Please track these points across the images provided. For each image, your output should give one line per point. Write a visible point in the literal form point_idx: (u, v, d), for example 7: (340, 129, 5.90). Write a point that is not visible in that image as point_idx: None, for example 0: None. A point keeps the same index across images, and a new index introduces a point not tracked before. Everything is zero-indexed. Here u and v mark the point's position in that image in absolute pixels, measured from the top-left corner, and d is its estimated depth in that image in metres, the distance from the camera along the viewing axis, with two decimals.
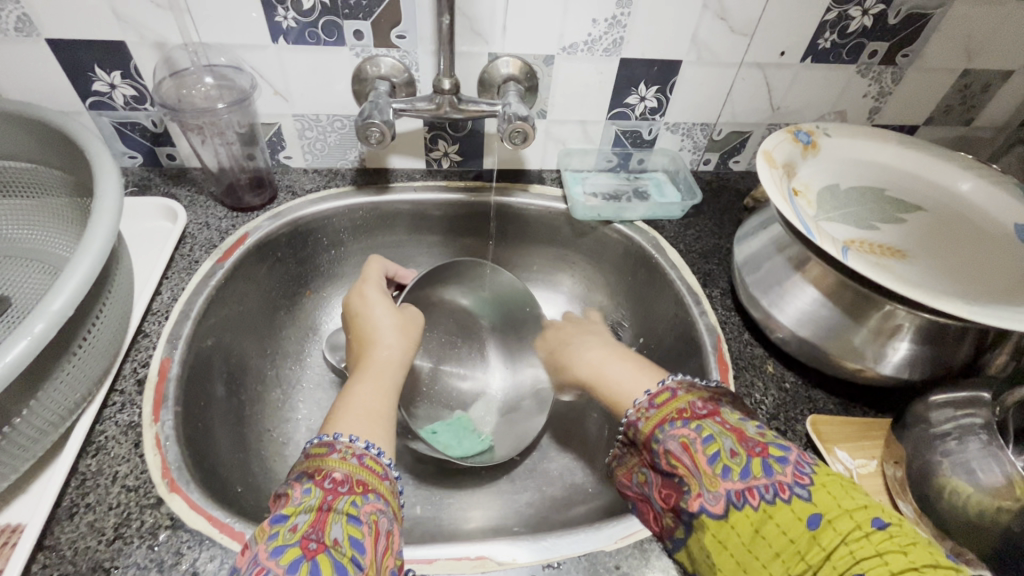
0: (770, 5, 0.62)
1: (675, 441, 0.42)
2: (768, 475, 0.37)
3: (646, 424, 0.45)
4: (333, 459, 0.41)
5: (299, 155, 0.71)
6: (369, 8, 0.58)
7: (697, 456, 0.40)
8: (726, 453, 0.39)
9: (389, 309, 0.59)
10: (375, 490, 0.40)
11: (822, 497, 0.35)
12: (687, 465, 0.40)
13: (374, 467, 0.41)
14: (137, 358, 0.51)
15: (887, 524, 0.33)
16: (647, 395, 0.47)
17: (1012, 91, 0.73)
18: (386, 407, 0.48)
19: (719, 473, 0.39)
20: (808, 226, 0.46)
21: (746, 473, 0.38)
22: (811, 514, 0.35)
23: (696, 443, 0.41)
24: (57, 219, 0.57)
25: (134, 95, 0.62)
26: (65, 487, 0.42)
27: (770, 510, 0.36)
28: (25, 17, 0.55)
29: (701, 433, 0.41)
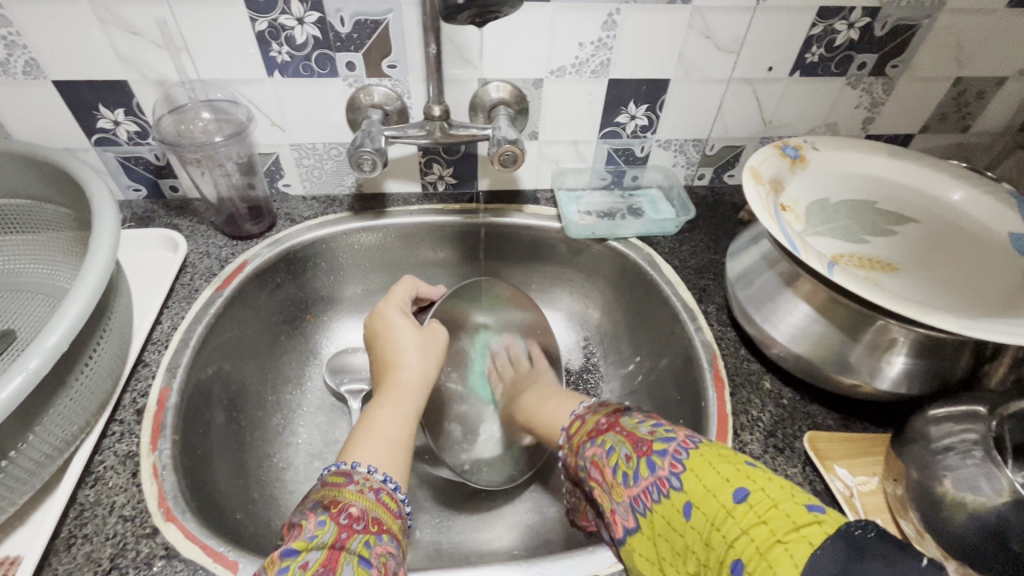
0: (754, 23, 0.63)
1: (588, 462, 0.43)
2: (652, 472, 0.38)
3: (570, 456, 0.47)
4: (350, 492, 0.41)
5: (297, 183, 0.73)
6: (360, 40, 0.59)
7: (604, 470, 0.41)
8: (622, 461, 0.40)
9: (416, 327, 0.58)
10: (389, 529, 0.40)
11: (693, 483, 0.35)
12: (601, 482, 0.41)
13: (388, 503, 0.42)
14: (137, 388, 0.52)
15: (749, 494, 0.33)
16: (568, 428, 0.49)
17: (1007, 96, 0.72)
18: (404, 435, 0.49)
19: (619, 483, 0.39)
20: (793, 242, 0.46)
21: (636, 477, 0.38)
22: (684, 502, 0.35)
23: (602, 459, 0.42)
24: (61, 253, 0.59)
25: (136, 131, 0.65)
26: (64, 518, 0.43)
27: (658, 511, 0.36)
28: (33, 61, 0.57)
29: (603, 447, 0.42)
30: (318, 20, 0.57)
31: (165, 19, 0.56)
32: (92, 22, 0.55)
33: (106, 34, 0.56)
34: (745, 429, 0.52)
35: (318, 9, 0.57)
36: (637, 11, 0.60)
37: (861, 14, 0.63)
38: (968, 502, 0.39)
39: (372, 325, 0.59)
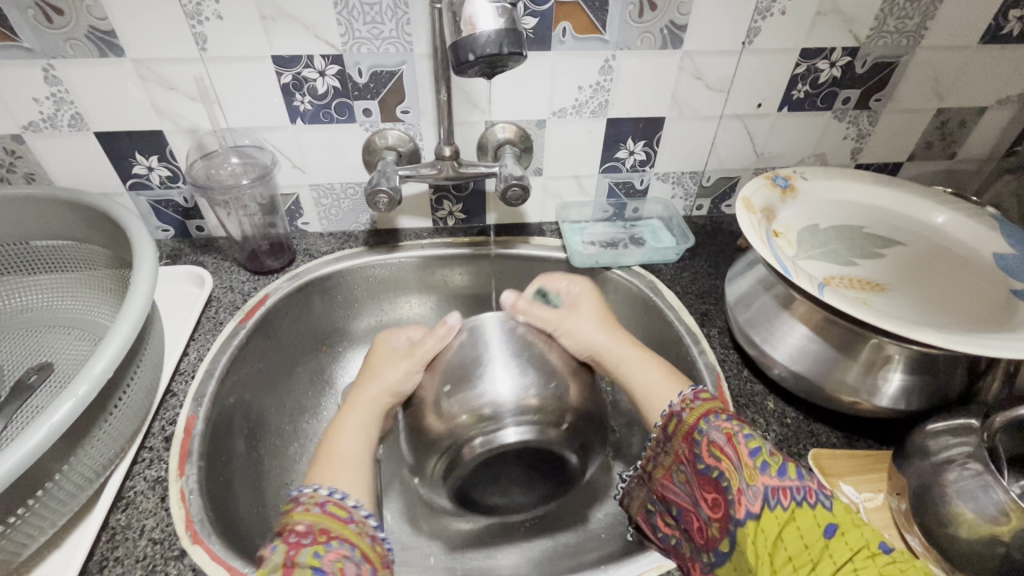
0: (741, 64, 0.67)
1: (719, 433, 0.45)
2: (799, 478, 0.40)
3: (690, 414, 0.48)
4: (297, 512, 0.43)
5: (315, 221, 0.77)
6: (376, 89, 0.64)
7: (740, 448, 0.43)
8: (766, 452, 0.42)
9: (416, 351, 0.57)
10: (338, 537, 0.42)
11: (840, 511, 0.38)
12: (731, 456, 0.43)
13: (336, 512, 0.44)
14: (165, 417, 0.55)
15: (894, 550, 0.35)
16: (693, 389, 0.50)
17: (988, 125, 0.76)
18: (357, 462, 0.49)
19: (759, 467, 0.41)
20: (785, 265, 0.49)
21: (782, 472, 0.41)
22: (829, 522, 0.37)
23: (739, 436, 0.44)
24: (95, 290, 0.63)
25: (168, 176, 0.69)
26: (97, 541, 0.45)
27: (796, 512, 0.39)
28: (78, 115, 0.63)
29: (744, 431, 0.44)
30: (338, 72, 0.63)
31: (201, 76, 0.61)
32: (133, 79, 0.61)
33: (146, 90, 0.62)
34: None
35: (338, 62, 0.62)
36: (631, 57, 0.65)
37: (841, 54, 0.68)
38: (968, 511, 0.40)
39: (371, 365, 0.57)
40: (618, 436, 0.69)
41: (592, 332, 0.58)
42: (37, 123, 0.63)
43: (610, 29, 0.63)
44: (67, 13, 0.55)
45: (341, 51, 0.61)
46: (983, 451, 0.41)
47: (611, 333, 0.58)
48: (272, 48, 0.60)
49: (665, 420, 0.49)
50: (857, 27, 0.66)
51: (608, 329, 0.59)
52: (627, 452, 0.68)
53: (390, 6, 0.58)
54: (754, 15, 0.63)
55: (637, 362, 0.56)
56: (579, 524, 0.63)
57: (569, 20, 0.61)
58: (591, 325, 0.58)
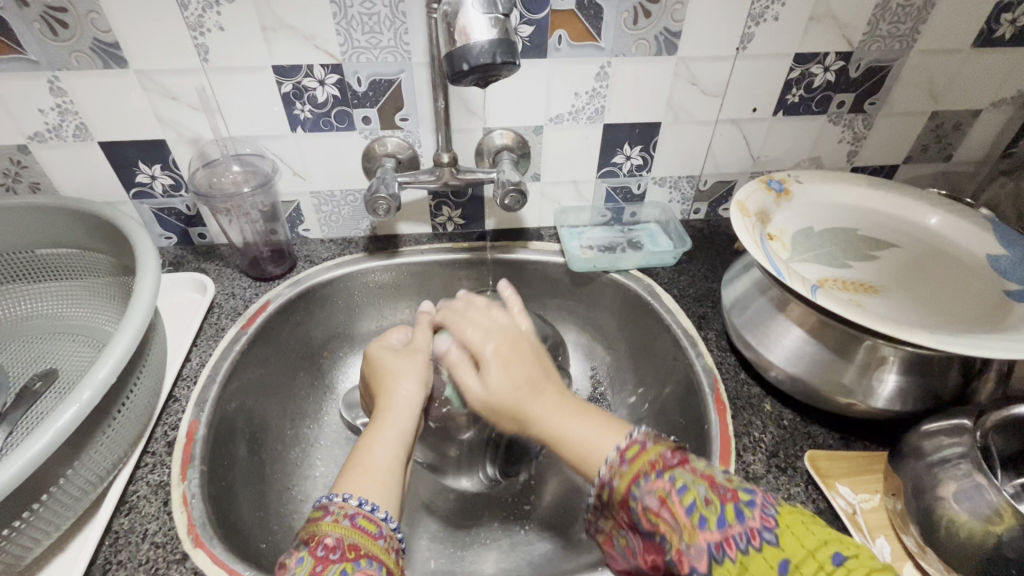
0: (736, 69, 0.68)
1: (652, 495, 0.38)
2: (740, 521, 0.35)
3: (619, 481, 0.40)
4: (326, 522, 0.41)
5: (316, 228, 0.78)
6: (375, 97, 0.65)
7: (676, 507, 0.37)
8: (700, 502, 0.36)
9: (426, 349, 0.57)
10: (367, 555, 0.39)
11: (788, 543, 0.34)
12: (668, 519, 0.37)
13: (367, 527, 0.41)
14: (168, 422, 0.55)
15: (847, 558, 0.33)
16: (620, 447, 0.42)
17: (983, 126, 0.77)
18: (393, 475, 0.46)
19: (697, 523, 0.36)
20: (779, 267, 0.49)
21: (721, 522, 0.35)
22: (781, 560, 0.33)
23: (671, 493, 0.37)
24: (100, 297, 0.64)
25: (171, 184, 0.70)
26: (100, 545, 0.46)
27: (746, 563, 0.34)
28: (83, 125, 0.64)
29: (676, 482, 0.38)
30: (337, 81, 0.64)
31: (203, 86, 0.62)
32: (137, 90, 0.62)
33: (149, 100, 0.63)
34: (748, 450, 0.53)
35: (337, 71, 0.63)
36: (626, 63, 0.66)
37: (835, 59, 0.68)
38: (962, 513, 0.40)
39: (393, 367, 0.54)
40: None
41: (507, 385, 0.48)
42: (42, 134, 0.64)
43: (605, 37, 0.63)
44: (72, 26, 0.56)
45: (340, 60, 0.62)
46: (977, 451, 0.42)
47: (527, 384, 0.48)
48: (273, 58, 0.61)
49: (596, 490, 0.42)
50: (850, 32, 0.66)
51: (525, 382, 0.48)
52: None
53: (389, 16, 0.59)
54: (747, 21, 0.64)
55: (565, 418, 0.46)
56: (578, 527, 0.64)
57: (565, 28, 0.62)
58: (492, 377, 0.48)
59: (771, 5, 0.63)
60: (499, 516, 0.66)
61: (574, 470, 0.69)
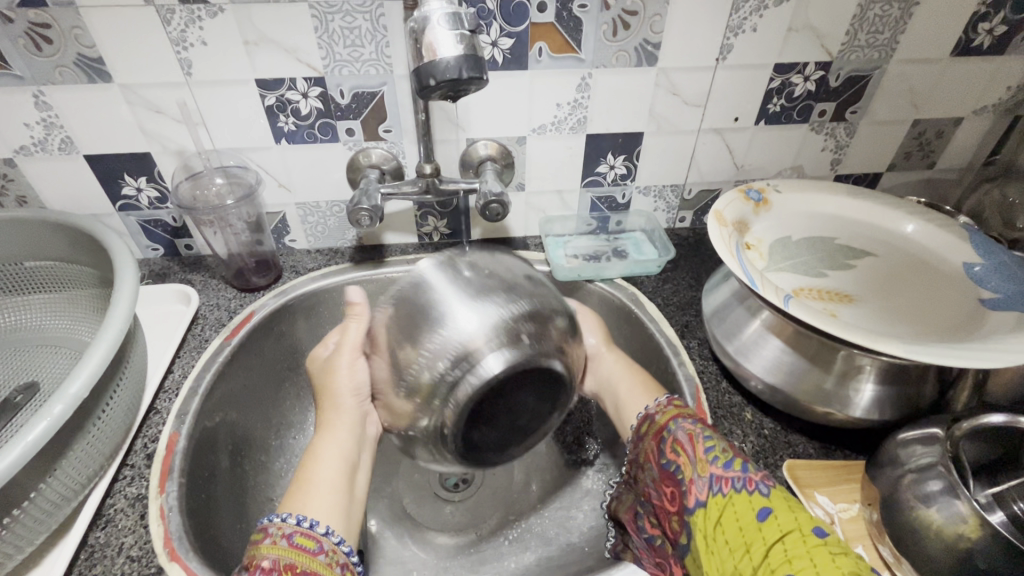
0: (717, 79, 0.69)
1: (682, 431, 0.46)
2: (744, 469, 0.41)
3: (661, 415, 0.49)
4: (265, 545, 0.40)
5: (302, 238, 0.78)
6: (358, 109, 0.66)
7: (697, 443, 0.44)
8: (719, 445, 0.43)
9: (351, 347, 0.50)
10: (303, 573, 0.39)
11: (777, 498, 0.39)
12: (688, 452, 0.44)
13: (304, 543, 0.41)
14: (147, 434, 0.55)
15: (827, 534, 0.36)
16: (669, 396, 0.51)
17: (966, 133, 0.77)
18: (344, 487, 0.46)
19: (708, 460, 0.43)
20: (753, 277, 0.49)
21: (728, 464, 0.42)
22: (763, 505, 0.38)
23: (699, 434, 0.45)
24: (83, 309, 0.64)
25: (157, 197, 0.71)
26: (76, 559, 0.46)
27: (734, 498, 0.40)
28: (68, 138, 0.64)
29: (704, 428, 0.45)
30: (320, 93, 0.64)
31: (186, 100, 0.63)
32: (120, 103, 0.62)
33: (133, 113, 0.63)
34: None
35: (320, 84, 0.63)
36: (607, 74, 0.67)
37: (815, 68, 0.69)
38: (937, 525, 0.40)
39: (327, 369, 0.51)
40: (602, 448, 0.69)
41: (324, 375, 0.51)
42: (28, 148, 0.64)
43: (586, 48, 0.64)
44: (56, 41, 0.57)
45: (323, 73, 0.63)
46: (949, 461, 0.42)
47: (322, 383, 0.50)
48: (255, 71, 0.62)
49: (640, 422, 0.50)
50: (829, 42, 0.67)
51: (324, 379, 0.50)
52: (610, 463, 0.68)
53: (370, 29, 0.60)
54: (726, 32, 0.65)
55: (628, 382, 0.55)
56: (563, 537, 0.63)
57: (544, 40, 0.63)
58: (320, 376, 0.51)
59: (749, 17, 0.64)
60: (482, 526, 0.66)
61: (559, 480, 0.69)
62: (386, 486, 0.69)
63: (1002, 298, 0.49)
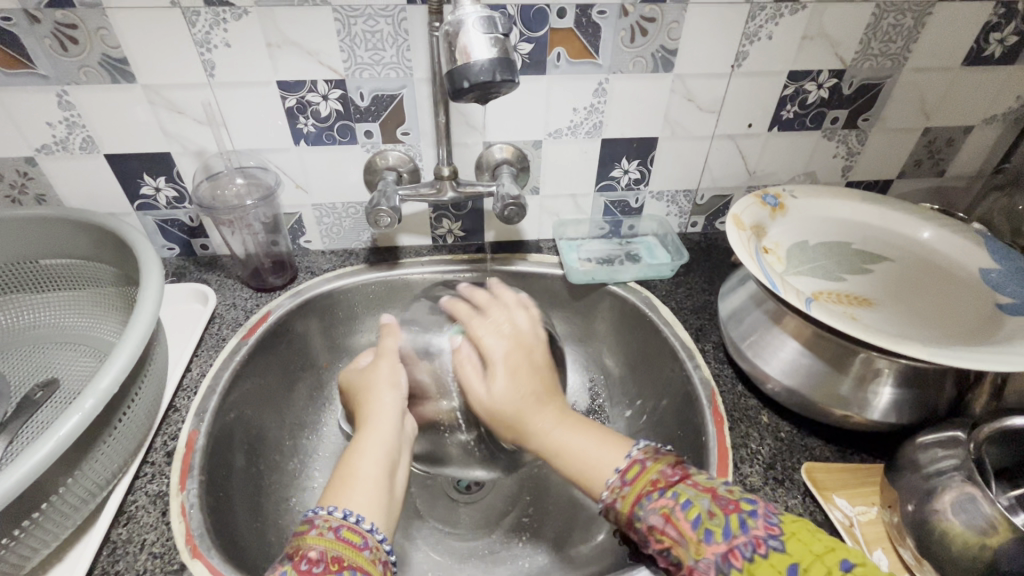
0: (732, 86, 0.69)
1: (656, 514, 0.42)
2: (744, 531, 0.38)
3: (623, 503, 0.44)
4: (311, 536, 0.40)
5: (317, 239, 0.79)
6: (377, 112, 0.67)
7: (681, 523, 0.40)
8: (706, 515, 0.39)
9: (392, 353, 0.56)
10: (350, 566, 0.39)
11: (793, 549, 0.36)
12: (674, 535, 0.40)
13: (351, 537, 0.40)
14: (167, 432, 0.55)
15: (857, 567, 0.34)
16: (619, 470, 0.46)
17: (976, 142, 0.78)
18: (391, 480, 0.47)
19: (702, 538, 0.38)
20: (773, 280, 0.50)
21: (726, 533, 0.38)
22: (787, 566, 0.35)
23: (676, 510, 0.41)
24: (103, 307, 0.64)
25: (175, 196, 0.71)
26: (98, 556, 0.46)
27: (753, 569, 0.36)
28: (90, 138, 0.65)
29: (678, 499, 0.41)
30: (340, 96, 0.65)
31: (209, 101, 0.64)
32: (143, 103, 0.63)
33: (155, 113, 0.64)
34: (744, 462, 0.53)
35: (341, 87, 0.64)
36: (623, 80, 0.67)
37: (828, 76, 0.70)
38: (959, 526, 0.41)
39: (374, 375, 0.54)
40: None
41: (372, 376, 0.54)
42: (49, 147, 0.65)
43: (603, 54, 0.65)
44: (82, 42, 0.58)
45: (344, 75, 0.63)
46: (971, 464, 0.42)
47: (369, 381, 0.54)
48: (278, 73, 0.62)
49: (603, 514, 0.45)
50: (843, 50, 0.68)
51: (368, 383, 0.54)
52: None
53: (392, 33, 0.61)
54: (742, 40, 0.65)
55: (566, 429, 0.51)
56: (578, 538, 0.63)
57: (563, 46, 0.64)
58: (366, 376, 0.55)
59: (765, 25, 0.64)
60: (496, 528, 0.66)
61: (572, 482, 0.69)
62: None
63: (1018, 303, 0.50)
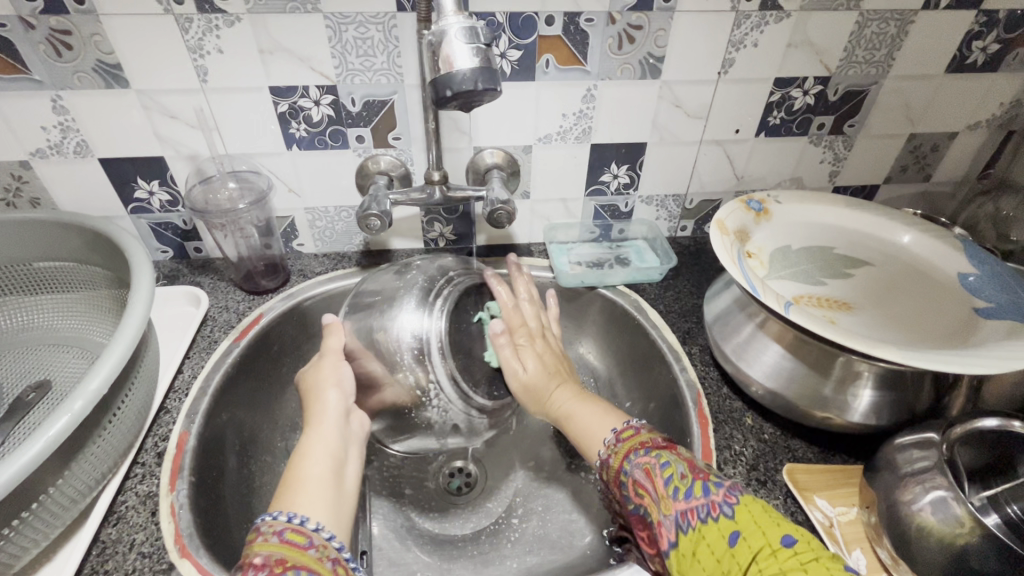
0: (719, 92, 0.70)
1: (640, 469, 0.45)
2: (705, 495, 0.40)
3: (615, 458, 0.47)
4: (257, 543, 0.40)
5: (310, 243, 0.79)
6: (369, 117, 0.67)
7: (656, 480, 0.43)
8: (676, 476, 0.42)
9: (335, 351, 0.55)
10: (296, 565, 0.39)
11: (742, 517, 0.38)
12: (650, 491, 0.43)
13: (295, 538, 0.41)
14: (158, 433, 0.56)
15: (797, 542, 0.36)
16: (616, 431, 0.49)
17: (960, 149, 0.79)
18: (339, 480, 0.48)
19: (671, 494, 0.41)
20: (755, 284, 0.51)
21: (689, 494, 0.41)
22: (731, 530, 0.37)
23: (655, 469, 0.44)
24: (94, 309, 0.65)
25: (168, 200, 0.72)
26: (88, 555, 0.46)
27: (703, 530, 0.39)
28: (84, 142, 0.65)
29: (659, 459, 0.44)
30: (332, 101, 0.66)
31: (201, 106, 0.64)
32: (137, 109, 0.64)
33: (148, 118, 0.65)
34: (728, 464, 0.54)
35: (332, 92, 0.65)
36: (612, 86, 0.68)
37: (813, 83, 0.71)
38: (934, 526, 0.41)
39: (317, 375, 0.54)
40: None
41: (314, 380, 0.54)
42: (43, 151, 0.65)
43: (592, 61, 0.66)
44: (76, 48, 0.58)
45: (335, 81, 0.64)
46: (945, 465, 0.43)
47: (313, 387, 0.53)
48: (270, 79, 0.63)
49: (598, 471, 0.49)
50: (827, 58, 0.69)
51: (309, 391, 0.53)
52: None
53: (382, 40, 0.62)
54: (728, 48, 0.67)
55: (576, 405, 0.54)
56: (566, 539, 0.64)
57: (551, 53, 0.65)
58: (311, 380, 0.54)
59: (750, 33, 0.66)
60: (486, 529, 0.67)
61: (561, 483, 0.69)
62: (390, 489, 0.70)
63: (994, 307, 0.51)
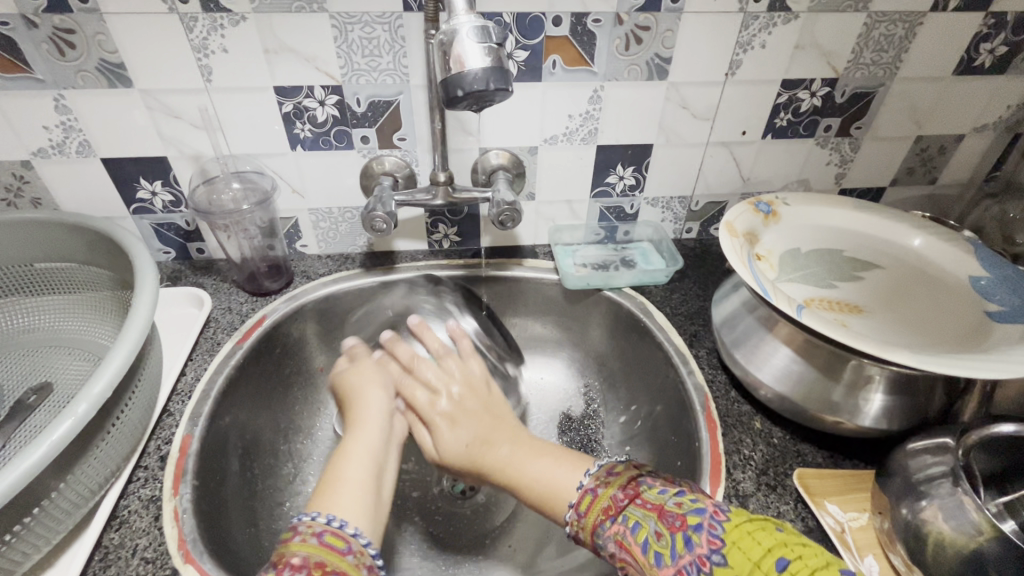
0: (726, 94, 0.70)
1: (612, 542, 0.42)
2: (689, 550, 0.37)
3: (584, 534, 0.44)
4: (295, 543, 0.40)
5: (313, 243, 0.79)
6: (374, 117, 0.67)
7: (633, 549, 0.40)
8: (652, 539, 0.39)
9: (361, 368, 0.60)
10: (336, 570, 0.39)
11: (735, 561, 0.35)
12: (631, 564, 0.40)
13: (334, 542, 0.41)
14: (162, 436, 0.55)
15: (790, 564, 0.34)
16: (575, 501, 0.46)
17: (968, 150, 0.79)
18: (381, 488, 0.48)
19: (654, 562, 0.38)
20: (765, 287, 0.50)
21: (673, 554, 0.37)
22: None
23: (627, 537, 0.41)
24: (96, 310, 0.65)
25: (171, 200, 0.72)
26: (90, 560, 0.46)
27: None
28: (86, 142, 0.65)
29: (627, 524, 0.41)
30: (337, 102, 0.65)
31: (205, 105, 0.64)
32: (139, 107, 0.63)
33: (151, 117, 0.64)
34: (737, 467, 0.54)
35: (337, 92, 0.64)
36: (618, 87, 0.68)
37: (821, 84, 0.70)
38: (949, 532, 0.41)
39: (352, 382, 0.58)
40: (610, 457, 0.70)
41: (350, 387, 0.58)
42: (46, 150, 0.65)
43: (599, 62, 0.65)
44: (79, 46, 0.58)
45: (340, 81, 0.64)
46: (960, 470, 0.42)
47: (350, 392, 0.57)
48: (274, 79, 0.63)
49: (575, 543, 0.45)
50: (835, 59, 0.68)
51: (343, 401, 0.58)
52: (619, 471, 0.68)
53: (388, 40, 0.61)
54: (736, 48, 0.66)
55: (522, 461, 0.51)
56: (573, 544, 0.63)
57: (559, 53, 0.64)
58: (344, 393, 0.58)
59: (758, 33, 0.65)
60: (490, 534, 0.66)
61: None
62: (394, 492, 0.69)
63: (1007, 311, 0.50)
